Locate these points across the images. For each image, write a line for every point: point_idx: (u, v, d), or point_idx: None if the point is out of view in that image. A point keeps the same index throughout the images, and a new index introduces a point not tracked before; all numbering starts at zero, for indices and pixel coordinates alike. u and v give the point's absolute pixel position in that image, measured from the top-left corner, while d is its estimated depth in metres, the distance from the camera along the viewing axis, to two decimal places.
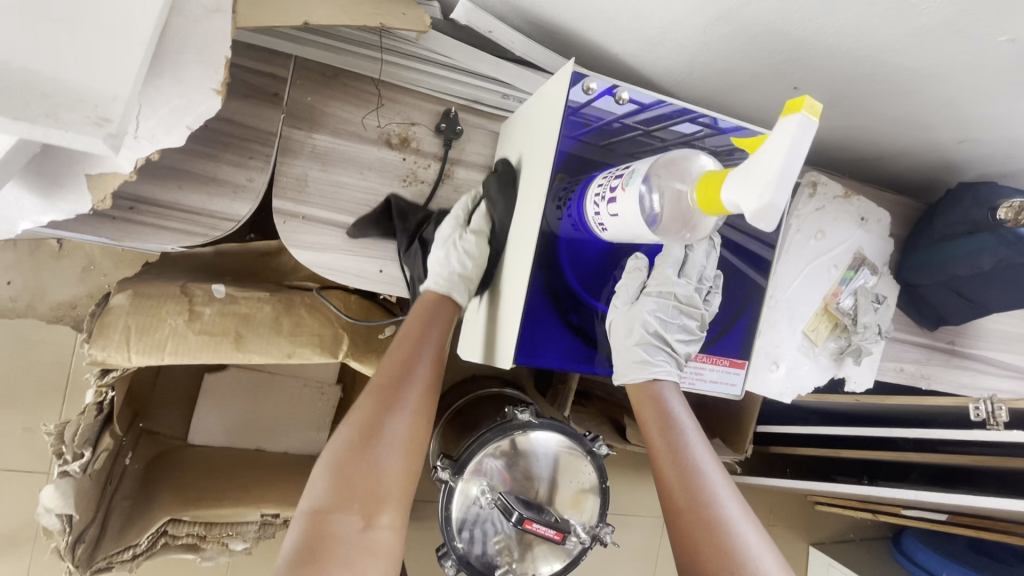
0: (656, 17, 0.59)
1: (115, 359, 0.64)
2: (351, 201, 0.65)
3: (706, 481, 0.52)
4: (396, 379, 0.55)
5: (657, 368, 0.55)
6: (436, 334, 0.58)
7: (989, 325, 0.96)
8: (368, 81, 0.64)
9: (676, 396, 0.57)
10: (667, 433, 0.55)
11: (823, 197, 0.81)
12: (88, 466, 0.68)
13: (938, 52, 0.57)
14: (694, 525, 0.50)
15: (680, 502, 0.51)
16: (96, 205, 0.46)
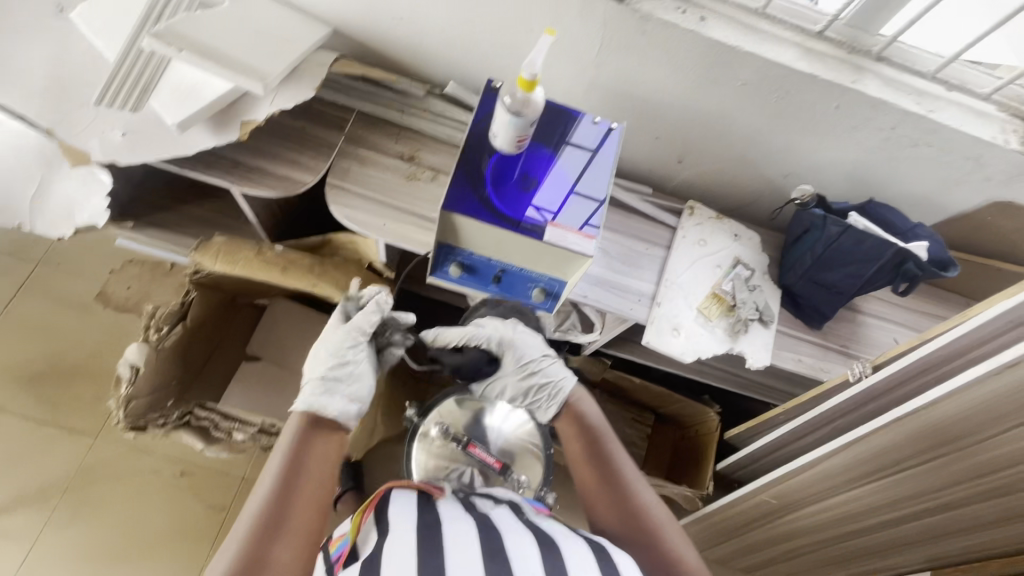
0: (558, 90, 1.04)
1: (206, 264, 1.00)
2: (373, 185, 1.05)
3: (607, 447, 0.83)
4: (269, 517, 0.62)
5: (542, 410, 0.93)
6: (312, 449, 0.71)
7: (887, 338, 1.12)
8: (394, 125, 1.10)
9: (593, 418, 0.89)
10: (591, 441, 0.84)
11: (700, 216, 1.15)
12: (161, 342, 0.97)
13: (717, 100, 0.98)
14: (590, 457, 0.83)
15: (590, 477, 0.81)
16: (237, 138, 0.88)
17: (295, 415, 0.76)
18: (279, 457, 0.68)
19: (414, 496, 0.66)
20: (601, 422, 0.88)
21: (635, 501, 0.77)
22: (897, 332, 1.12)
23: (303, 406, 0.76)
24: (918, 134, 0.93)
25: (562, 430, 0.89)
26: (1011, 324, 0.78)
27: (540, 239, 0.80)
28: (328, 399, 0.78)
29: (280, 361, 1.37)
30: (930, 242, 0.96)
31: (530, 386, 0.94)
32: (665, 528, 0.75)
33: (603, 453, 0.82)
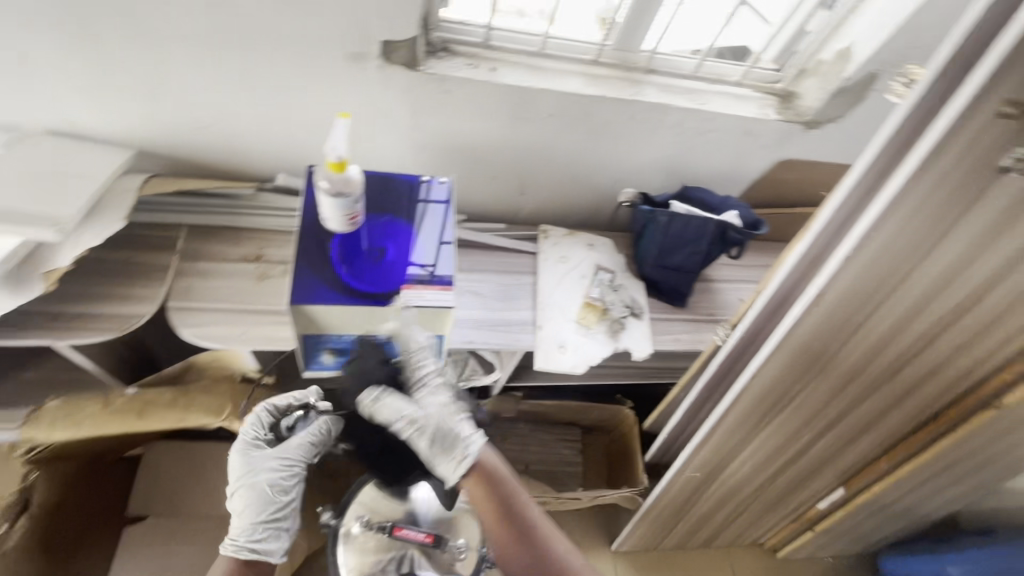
0: (388, 158, 1.08)
1: (38, 436, 0.90)
2: (221, 295, 0.99)
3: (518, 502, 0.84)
4: None
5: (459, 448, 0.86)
6: None
7: (739, 299, 1.25)
8: (230, 230, 1.06)
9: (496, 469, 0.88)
10: (504, 502, 0.84)
11: (554, 237, 1.23)
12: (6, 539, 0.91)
13: (532, 134, 1.06)
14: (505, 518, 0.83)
15: (508, 540, 0.82)
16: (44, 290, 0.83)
17: (225, 558, 0.89)
18: None
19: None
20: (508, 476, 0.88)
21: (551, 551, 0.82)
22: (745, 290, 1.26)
23: (233, 549, 0.90)
24: (700, 124, 1.08)
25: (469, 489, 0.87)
26: (810, 262, 0.86)
27: (398, 305, 0.82)
28: (271, 542, 0.93)
29: (172, 510, 1.22)
30: (737, 209, 1.11)
31: (439, 425, 0.88)
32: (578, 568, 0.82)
33: (518, 514, 0.83)
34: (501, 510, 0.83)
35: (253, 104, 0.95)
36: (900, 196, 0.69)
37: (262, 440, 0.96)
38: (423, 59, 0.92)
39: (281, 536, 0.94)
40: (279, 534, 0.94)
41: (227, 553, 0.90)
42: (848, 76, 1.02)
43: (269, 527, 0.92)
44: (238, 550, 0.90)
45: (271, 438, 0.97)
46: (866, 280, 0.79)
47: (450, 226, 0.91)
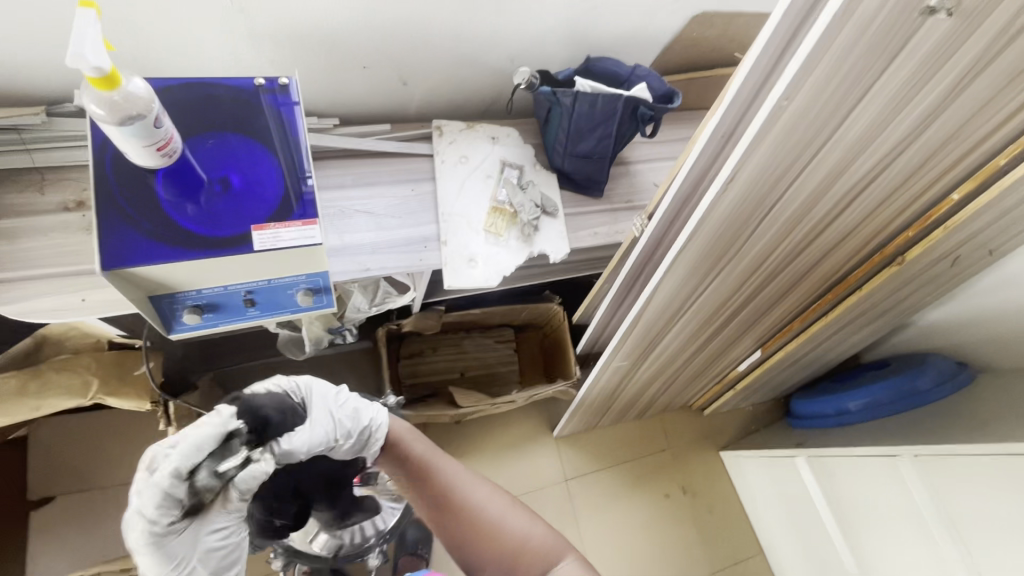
0: (218, 55, 0.84)
1: None
2: (41, 256, 0.80)
3: (429, 459, 0.79)
4: None
5: (374, 446, 0.81)
6: None
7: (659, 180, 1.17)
8: (32, 172, 0.83)
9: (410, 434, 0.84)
10: (417, 469, 0.79)
11: (450, 133, 1.07)
12: None
13: (397, 4, 0.85)
14: (418, 475, 0.79)
15: (423, 497, 0.78)
16: None
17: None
18: None
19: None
20: (419, 443, 0.83)
21: (470, 502, 0.76)
22: (663, 169, 1.17)
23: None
24: None
25: (385, 461, 0.83)
26: (724, 140, 0.75)
27: (253, 250, 0.69)
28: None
29: (80, 486, 1.12)
30: (648, 79, 0.98)
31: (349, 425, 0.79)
32: (502, 516, 0.75)
33: (430, 478, 0.78)
34: (410, 468, 0.79)
35: None
36: (819, 51, 0.58)
37: (167, 523, 0.59)
38: None
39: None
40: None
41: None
42: None
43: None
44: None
45: (186, 509, 0.61)
46: (779, 156, 0.71)
47: (303, 140, 0.74)
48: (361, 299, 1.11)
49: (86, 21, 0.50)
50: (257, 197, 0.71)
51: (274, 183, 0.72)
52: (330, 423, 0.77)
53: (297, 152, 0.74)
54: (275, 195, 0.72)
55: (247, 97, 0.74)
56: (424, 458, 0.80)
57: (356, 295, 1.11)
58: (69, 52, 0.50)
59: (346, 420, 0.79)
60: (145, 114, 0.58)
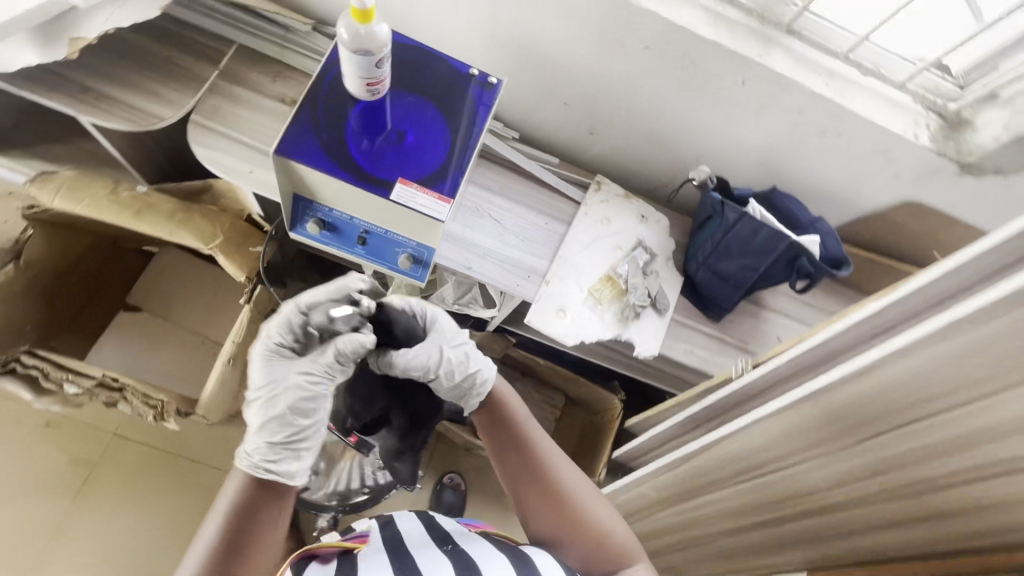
0: (457, 41, 0.95)
1: (42, 197, 0.92)
2: (245, 126, 0.95)
3: (526, 427, 0.76)
4: None
5: (477, 396, 0.78)
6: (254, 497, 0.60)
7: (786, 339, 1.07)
8: (278, 63, 0.99)
9: (509, 393, 0.80)
10: (513, 433, 0.75)
11: (606, 193, 1.08)
12: None
13: (619, 64, 0.89)
14: (514, 443, 0.74)
15: (516, 465, 0.73)
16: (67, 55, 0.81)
17: (239, 473, 0.63)
18: (221, 521, 0.56)
19: (339, 556, 0.69)
20: (518, 406, 0.78)
21: (563, 482, 0.72)
22: (796, 331, 1.06)
23: (256, 469, 0.63)
24: (827, 121, 0.86)
25: (478, 417, 0.79)
26: (868, 334, 0.70)
27: (387, 197, 0.74)
28: (290, 462, 0.66)
29: (164, 316, 1.26)
30: (824, 237, 0.92)
31: (451, 364, 0.79)
32: (593, 507, 0.71)
33: (529, 452, 0.73)
34: (508, 433, 0.75)
35: None
36: (1015, 300, 0.50)
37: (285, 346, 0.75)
38: None
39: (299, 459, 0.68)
40: (304, 454, 0.69)
41: (238, 469, 0.63)
42: None
43: (285, 450, 0.68)
44: (272, 468, 0.64)
45: (298, 342, 0.75)
46: (918, 385, 0.61)
47: (479, 132, 0.80)
48: (449, 292, 1.15)
49: None
50: (417, 159, 0.77)
51: (436, 154, 0.78)
52: (432, 356, 0.78)
53: (469, 140, 0.80)
54: (431, 164, 0.78)
55: (457, 79, 0.82)
56: (523, 424, 0.76)
57: (448, 286, 1.16)
58: None
59: (455, 363, 0.79)
60: (375, 53, 0.66)
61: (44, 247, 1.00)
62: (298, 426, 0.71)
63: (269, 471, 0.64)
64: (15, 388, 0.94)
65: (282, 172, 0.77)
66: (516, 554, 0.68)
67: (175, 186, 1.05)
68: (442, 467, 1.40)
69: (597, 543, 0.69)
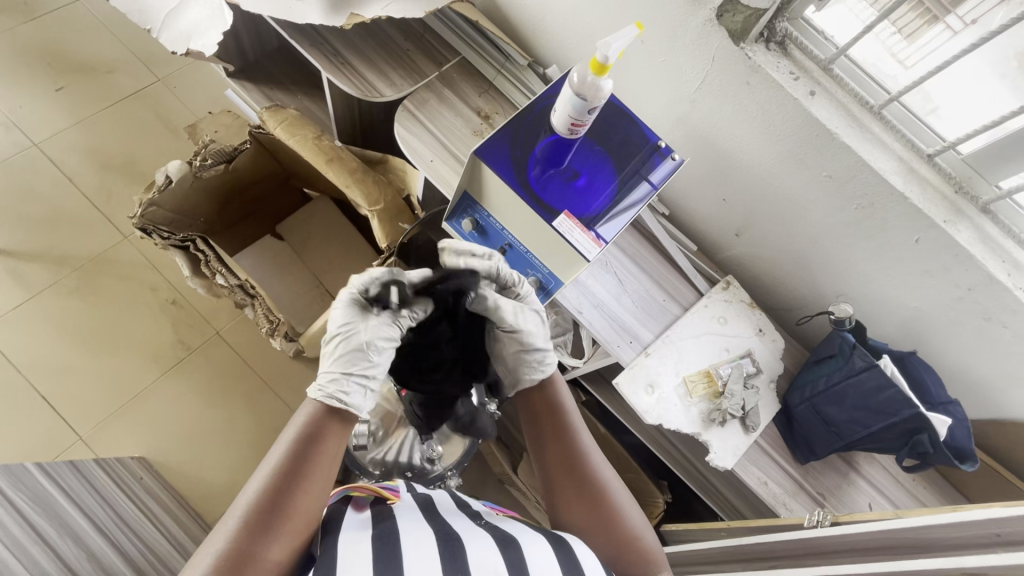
0: (647, 114, 1.03)
1: (268, 124, 1.10)
2: (441, 122, 1.08)
3: (574, 427, 0.79)
4: (275, 505, 0.59)
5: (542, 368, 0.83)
6: (319, 435, 0.67)
7: (874, 512, 0.98)
8: (487, 81, 1.13)
9: (566, 396, 0.84)
10: (559, 431, 0.79)
11: (732, 295, 1.09)
12: (201, 171, 1.09)
13: (792, 183, 0.92)
14: (557, 438, 0.78)
15: (557, 457, 0.77)
16: (340, 25, 0.98)
17: (309, 402, 0.71)
18: (283, 450, 0.63)
19: (371, 505, 0.72)
20: (572, 408, 0.82)
21: (603, 485, 0.74)
22: (885, 507, 0.98)
23: (322, 397, 0.71)
24: (994, 308, 0.82)
25: (528, 412, 0.83)
26: (990, 537, 0.62)
27: (548, 222, 0.81)
28: (358, 397, 0.75)
29: (298, 251, 1.41)
30: (954, 423, 0.86)
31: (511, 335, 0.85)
32: (633, 517, 0.74)
33: (572, 447, 0.77)
34: (550, 430, 0.79)
35: None
36: None
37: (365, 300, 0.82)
38: (751, 38, 0.82)
39: (364, 397, 0.76)
40: (361, 388, 0.76)
41: (313, 397, 0.72)
42: None
43: (353, 382, 0.76)
44: (331, 396, 0.72)
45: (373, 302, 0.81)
46: None
47: (644, 196, 0.85)
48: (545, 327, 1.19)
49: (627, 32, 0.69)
50: (584, 200, 0.84)
51: (601, 201, 0.84)
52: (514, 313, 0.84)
53: (635, 199, 0.85)
54: (594, 209, 0.84)
55: (643, 143, 0.88)
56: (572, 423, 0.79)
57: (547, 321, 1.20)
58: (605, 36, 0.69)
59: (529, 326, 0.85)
60: (589, 101, 0.74)
61: (247, 161, 1.18)
62: (357, 358, 0.78)
63: (334, 399, 0.72)
64: (178, 260, 1.09)
65: (467, 170, 0.87)
66: (555, 537, 0.68)
67: (362, 151, 1.20)
68: (468, 488, 1.41)
69: (636, 554, 0.71)
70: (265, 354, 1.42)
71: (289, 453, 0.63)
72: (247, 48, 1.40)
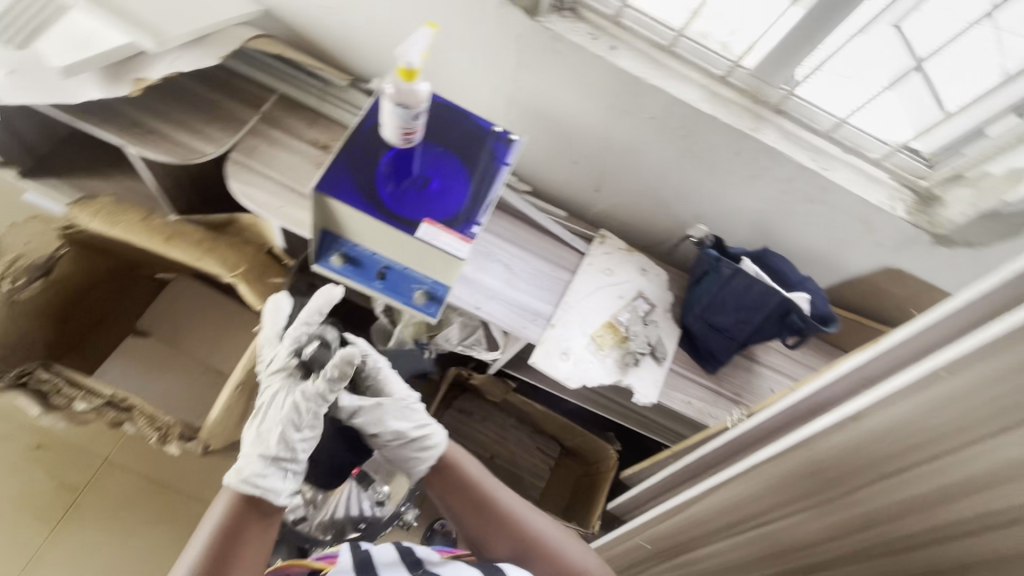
0: (480, 103, 1.05)
1: (80, 219, 0.98)
2: (277, 165, 1.02)
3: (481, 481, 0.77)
4: None
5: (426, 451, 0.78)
6: (240, 530, 0.62)
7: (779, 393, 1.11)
8: (313, 111, 1.09)
9: (461, 453, 0.81)
10: (466, 492, 0.76)
11: (610, 246, 1.15)
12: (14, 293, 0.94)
13: (623, 131, 0.99)
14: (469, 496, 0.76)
15: (473, 518, 0.75)
16: (126, 93, 0.89)
17: (229, 490, 0.65)
18: (201, 552, 0.58)
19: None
20: (472, 463, 0.80)
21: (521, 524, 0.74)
22: (786, 385, 1.11)
23: (247, 485, 0.66)
24: (811, 190, 0.95)
25: (429, 482, 0.79)
26: (859, 380, 0.72)
27: (412, 235, 0.80)
28: (277, 481, 0.68)
29: (170, 341, 1.28)
30: (813, 296, 0.99)
31: (412, 410, 0.82)
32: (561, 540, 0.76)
33: (485, 501, 0.75)
34: (457, 492, 0.76)
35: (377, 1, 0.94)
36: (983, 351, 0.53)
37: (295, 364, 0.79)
38: (544, 11, 0.86)
39: (286, 479, 0.70)
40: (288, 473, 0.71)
41: (229, 482, 0.66)
42: (1011, 201, 0.83)
43: (275, 464, 0.70)
44: (257, 483, 0.66)
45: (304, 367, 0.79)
46: (903, 434, 0.63)
47: (498, 181, 0.87)
48: (454, 332, 1.20)
49: (421, 35, 0.69)
50: (444, 202, 0.84)
51: (460, 199, 0.85)
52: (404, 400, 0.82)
53: (491, 184, 0.87)
54: (455, 208, 0.84)
55: (482, 133, 0.90)
56: (473, 478, 0.77)
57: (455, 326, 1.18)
58: (399, 46, 0.69)
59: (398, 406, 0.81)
60: (411, 109, 0.74)
61: (70, 266, 1.04)
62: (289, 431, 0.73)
63: (259, 488, 0.66)
64: (21, 399, 0.94)
65: (316, 208, 0.83)
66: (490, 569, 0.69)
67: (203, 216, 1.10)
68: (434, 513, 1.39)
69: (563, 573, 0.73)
70: (170, 462, 1.28)
71: (206, 552, 0.58)
72: (31, 142, 1.23)
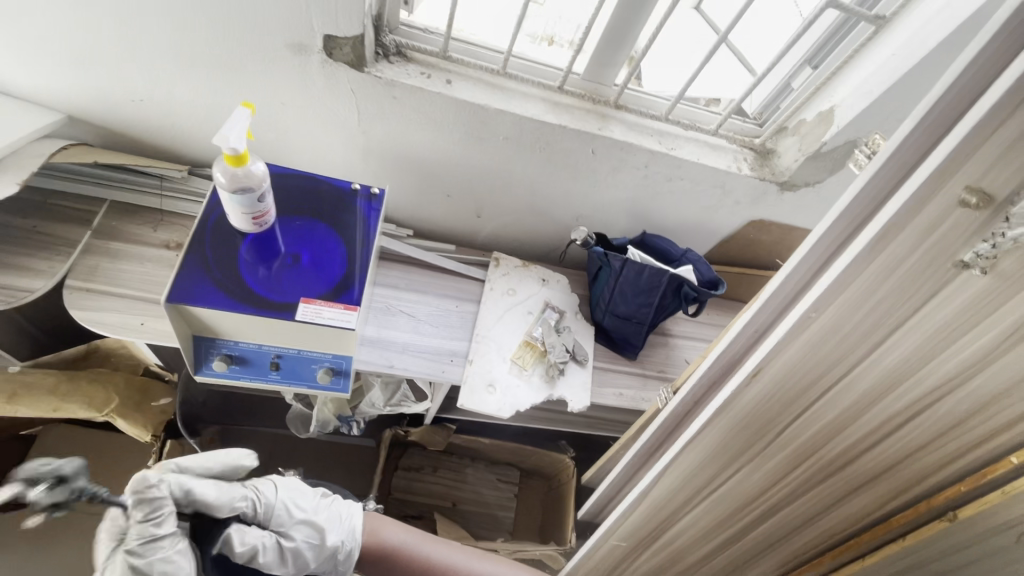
0: (336, 162, 1.02)
1: None
2: (127, 280, 0.92)
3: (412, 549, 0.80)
4: None
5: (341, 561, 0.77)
6: None
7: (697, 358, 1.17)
8: (156, 211, 1.00)
9: (389, 525, 0.82)
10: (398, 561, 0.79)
11: (507, 266, 1.16)
12: None
13: (484, 157, 0.99)
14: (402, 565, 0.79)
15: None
16: None
17: None
18: None
19: None
20: (399, 532, 0.82)
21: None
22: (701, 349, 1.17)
23: None
24: (668, 170, 1.01)
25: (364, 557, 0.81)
26: None
27: (292, 318, 0.75)
28: None
29: None
30: (697, 265, 1.05)
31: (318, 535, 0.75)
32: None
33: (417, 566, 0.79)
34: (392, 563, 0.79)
35: (192, 84, 0.88)
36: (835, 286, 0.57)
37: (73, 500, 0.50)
38: (370, 61, 0.85)
39: None
40: None
41: None
42: (828, 140, 0.93)
43: None
44: None
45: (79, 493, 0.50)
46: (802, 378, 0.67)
47: (371, 237, 0.86)
48: (378, 395, 1.12)
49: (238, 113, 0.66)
50: (320, 274, 0.80)
51: (337, 266, 0.82)
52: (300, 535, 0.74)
53: (364, 242, 0.85)
54: (333, 277, 0.81)
55: (342, 195, 0.88)
56: (403, 548, 0.80)
57: (376, 389, 1.12)
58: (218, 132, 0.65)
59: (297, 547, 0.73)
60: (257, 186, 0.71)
61: None
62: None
63: None
64: None
65: (178, 320, 0.75)
66: None
67: (53, 355, 0.97)
68: None
69: None
70: None
71: None
72: None
